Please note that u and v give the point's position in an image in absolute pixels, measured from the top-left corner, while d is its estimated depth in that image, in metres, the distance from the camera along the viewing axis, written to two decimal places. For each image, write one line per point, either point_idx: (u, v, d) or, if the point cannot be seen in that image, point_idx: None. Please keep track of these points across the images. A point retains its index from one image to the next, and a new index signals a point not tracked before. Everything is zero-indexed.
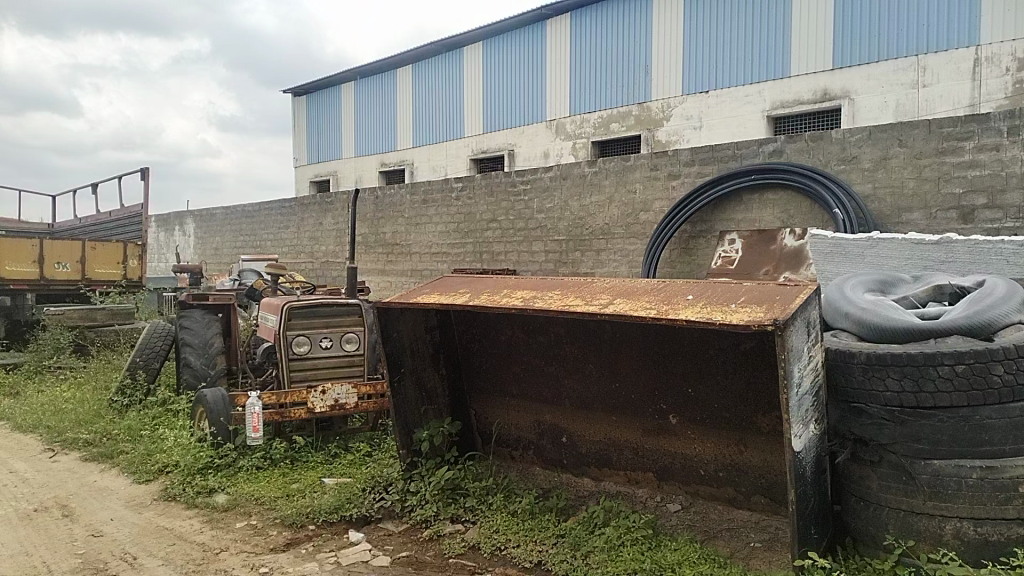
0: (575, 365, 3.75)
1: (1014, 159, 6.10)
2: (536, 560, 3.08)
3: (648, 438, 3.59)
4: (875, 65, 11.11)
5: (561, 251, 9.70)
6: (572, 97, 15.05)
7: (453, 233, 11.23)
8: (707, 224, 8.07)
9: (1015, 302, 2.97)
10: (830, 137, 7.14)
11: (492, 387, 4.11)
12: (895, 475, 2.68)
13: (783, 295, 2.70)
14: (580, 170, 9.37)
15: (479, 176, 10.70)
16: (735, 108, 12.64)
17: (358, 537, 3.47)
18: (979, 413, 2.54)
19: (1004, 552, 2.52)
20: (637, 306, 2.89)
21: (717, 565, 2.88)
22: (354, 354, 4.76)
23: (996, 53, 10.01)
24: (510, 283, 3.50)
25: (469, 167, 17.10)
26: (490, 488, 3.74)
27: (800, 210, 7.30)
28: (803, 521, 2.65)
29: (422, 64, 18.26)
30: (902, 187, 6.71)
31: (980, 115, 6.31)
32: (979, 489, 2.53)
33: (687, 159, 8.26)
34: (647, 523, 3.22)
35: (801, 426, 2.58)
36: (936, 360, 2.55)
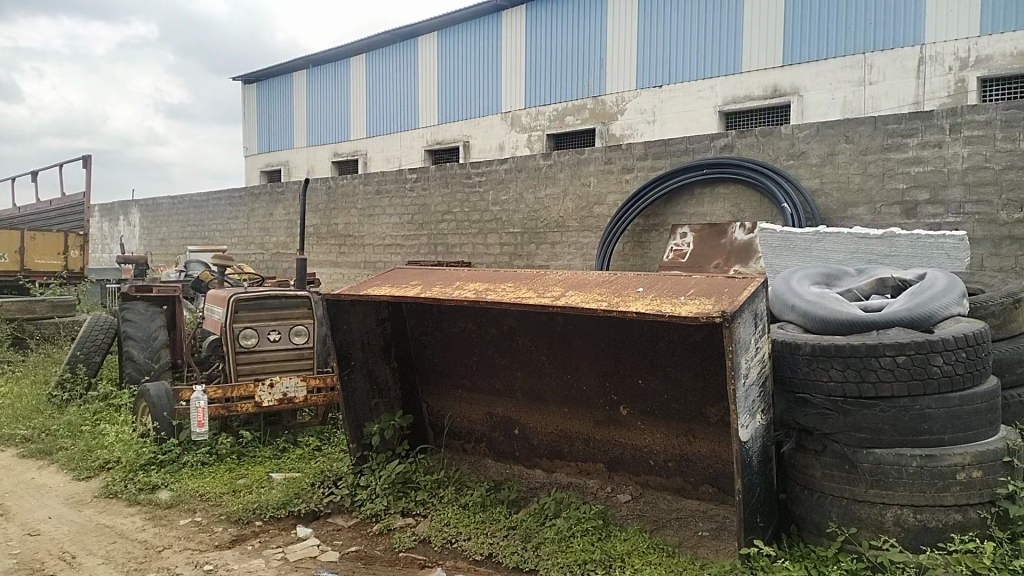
0: (527, 357, 3.74)
1: (955, 156, 6.29)
2: (487, 552, 3.07)
3: (600, 430, 3.60)
4: (823, 63, 11.33)
5: (515, 243, 9.70)
6: (527, 89, 15.03)
7: (407, 225, 11.14)
8: (659, 218, 8.15)
9: (955, 294, 3.06)
10: (780, 132, 7.26)
11: (444, 379, 4.08)
12: (838, 464, 2.72)
13: (731, 287, 2.73)
14: (535, 163, 9.37)
15: (433, 167, 10.63)
16: (688, 103, 12.77)
17: (305, 533, 3.42)
18: (919, 403, 2.62)
19: (941, 538, 2.60)
20: (588, 299, 2.89)
21: (666, 554, 2.91)
22: (304, 347, 4.68)
23: (939, 52, 10.29)
24: (461, 275, 3.48)
25: (423, 159, 16.97)
26: (441, 481, 3.70)
27: (750, 204, 7.42)
28: (749, 510, 2.68)
29: (377, 53, 18.04)
30: (848, 183, 6.87)
31: (923, 113, 6.48)
32: (918, 476, 2.60)
33: (640, 153, 8.32)
34: (597, 513, 3.24)
35: (748, 416, 2.62)
36: (877, 351, 2.64)
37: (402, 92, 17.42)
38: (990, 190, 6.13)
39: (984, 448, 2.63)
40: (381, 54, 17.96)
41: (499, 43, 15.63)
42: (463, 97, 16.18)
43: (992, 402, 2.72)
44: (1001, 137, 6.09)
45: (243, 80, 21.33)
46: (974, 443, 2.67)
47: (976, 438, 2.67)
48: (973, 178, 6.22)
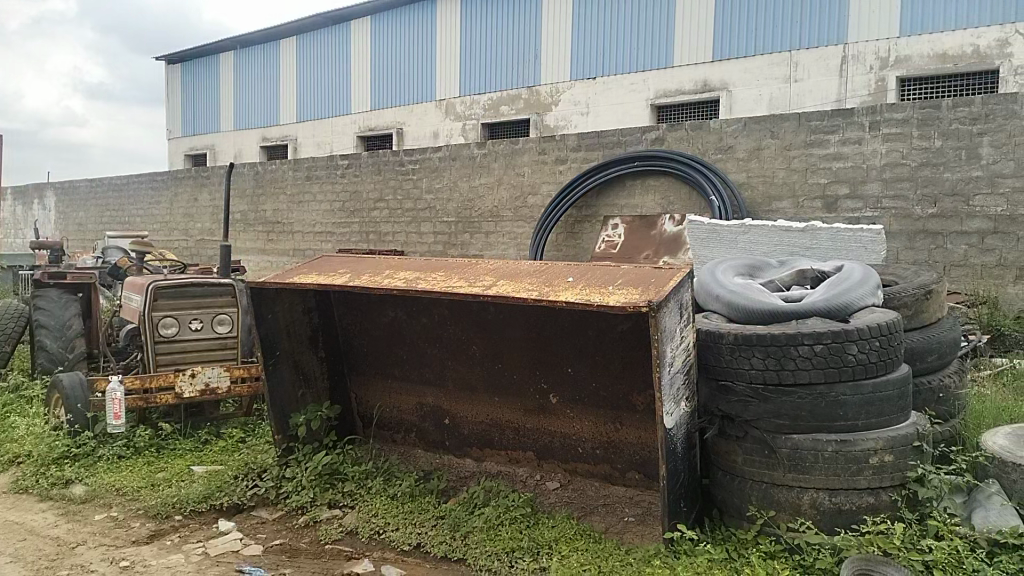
0: (457, 347, 3.72)
1: (874, 153, 6.61)
2: (415, 542, 3.05)
3: (529, 418, 3.62)
4: (751, 59, 11.61)
5: (449, 232, 9.65)
6: (461, 77, 14.94)
7: (338, 212, 10.95)
8: (591, 209, 8.25)
9: (870, 286, 3.18)
10: (709, 126, 7.45)
11: (373, 369, 4.03)
12: (758, 450, 2.80)
13: (657, 277, 2.77)
14: (468, 151, 9.32)
15: (366, 154, 10.48)
16: (621, 96, 12.91)
17: (227, 527, 3.34)
18: (835, 390, 2.71)
19: (854, 520, 2.71)
20: (518, 288, 2.89)
21: (593, 540, 2.95)
22: (227, 337, 4.55)
23: (861, 52, 10.66)
24: (391, 263, 3.43)
25: (355, 145, 16.72)
26: (370, 472, 3.66)
27: (679, 196, 7.59)
28: (673, 495, 2.74)
29: (309, 36, 17.64)
30: (773, 177, 7.14)
31: (844, 110, 6.77)
32: (834, 461, 2.69)
33: (573, 144, 8.39)
34: (526, 501, 3.25)
35: (673, 403, 2.67)
36: (796, 340, 2.72)
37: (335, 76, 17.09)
38: (906, 186, 6.46)
39: (896, 432, 2.74)
40: (312, 37, 17.57)
41: (434, 30, 15.48)
42: (398, 83, 15.99)
43: (904, 389, 2.83)
44: (917, 135, 6.41)
45: (167, 60, 20.56)
46: (887, 428, 2.77)
47: (888, 424, 2.78)
48: (891, 174, 6.55)
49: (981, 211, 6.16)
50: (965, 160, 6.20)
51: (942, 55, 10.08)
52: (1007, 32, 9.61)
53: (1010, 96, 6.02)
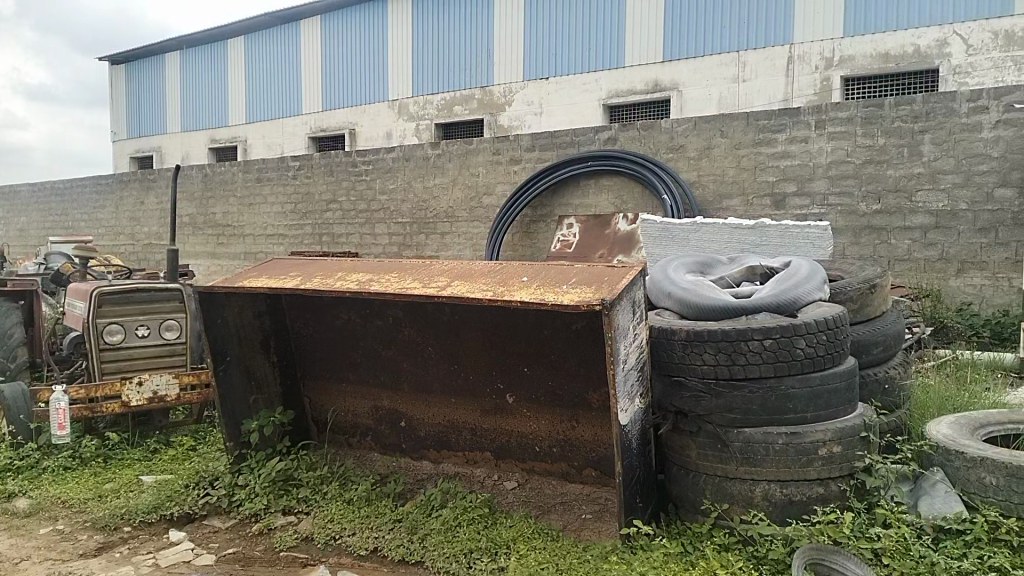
0: (413, 348, 3.69)
1: (820, 151, 6.78)
2: (372, 546, 3.03)
3: (486, 419, 3.61)
4: (700, 59, 11.78)
5: (404, 233, 9.59)
6: (414, 77, 14.86)
7: (290, 214, 10.80)
8: (546, 209, 8.31)
9: (817, 281, 3.24)
10: (660, 126, 7.58)
11: (327, 372, 3.97)
12: (711, 444, 2.84)
13: (611, 275, 2.79)
14: (422, 152, 9.28)
15: (317, 155, 10.35)
16: (574, 96, 12.98)
17: (178, 537, 3.26)
18: (784, 383, 2.77)
19: (805, 510, 2.76)
20: (473, 288, 2.89)
21: (550, 538, 2.96)
22: (176, 343, 4.44)
23: (807, 52, 10.89)
24: (344, 265, 3.39)
25: (307, 146, 16.51)
26: (325, 477, 3.62)
27: (632, 195, 7.70)
28: (629, 491, 2.77)
29: (258, 36, 17.35)
30: (723, 175, 7.28)
31: (790, 109, 6.93)
32: (784, 453, 2.74)
33: (527, 144, 8.42)
34: (483, 502, 3.25)
35: (627, 400, 2.69)
36: (746, 335, 2.76)
37: (285, 76, 16.87)
38: (851, 182, 6.65)
39: (844, 423, 2.81)
40: (262, 37, 17.29)
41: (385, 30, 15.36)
42: (349, 84, 15.83)
43: (851, 381, 2.90)
44: (861, 133, 6.60)
45: (110, 59, 20.01)
46: (835, 420, 2.84)
47: (836, 416, 2.85)
48: (837, 171, 6.73)
49: (923, 207, 6.35)
50: (908, 157, 6.39)
51: (884, 54, 10.34)
52: (945, 33, 9.92)
53: (949, 95, 6.23)
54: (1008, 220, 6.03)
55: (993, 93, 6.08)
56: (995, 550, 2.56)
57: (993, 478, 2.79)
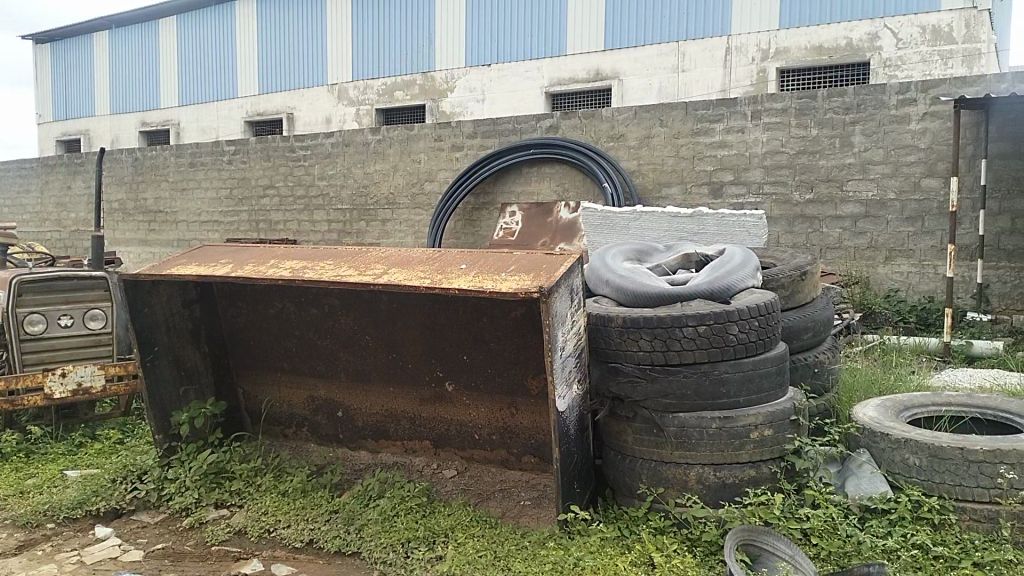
0: (349, 337, 3.63)
1: (756, 141, 6.92)
2: (308, 538, 2.98)
3: (425, 408, 3.59)
4: (640, 49, 11.89)
5: (344, 220, 9.44)
6: (354, 61, 14.60)
7: (225, 200, 10.53)
8: (489, 196, 8.31)
9: (750, 267, 3.30)
10: (601, 115, 7.62)
11: (261, 363, 3.88)
12: (647, 429, 2.87)
13: (549, 263, 2.79)
14: (362, 137, 9.14)
15: (253, 139, 10.09)
16: (516, 83, 12.96)
17: (105, 532, 3.16)
18: (718, 368, 2.81)
19: (738, 493, 2.82)
20: (410, 276, 2.85)
21: (488, 526, 2.96)
22: (101, 333, 4.30)
23: (744, 44, 11.09)
24: (278, 252, 3.30)
25: (243, 131, 16.14)
26: (259, 468, 3.55)
27: (574, 183, 7.78)
28: (567, 477, 2.79)
29: (191, 16, 16.80)
30: (663, 165, 7.39)
31: (727, 100, 7.04)
32: (718, 437, 2.79)
33: (469, 131, 8.38)
34: (422, 491, 3.22)
35: (565, 387, 2.71)
36: (681, 322, 2.80)
37: (221, 59, 16.40)
38: (785, 172, 6.81)
39: (775, 407, 2.87)
40: (194, 17, 16.74)
41: (324, 13, 15.05)
42: (287, 67, 15.47)
43: (782, 365, 2.97)
44: (795, 124, 6.75)
45: (33, 38, 19.15)
46: (766, 403, 2.90)
47: (768, 400, 2.91)
48: (772, 161, 6.87)
49: (854, 196, 6.56)
50: (839, 147, 6.58)
51: (818, 47, 10.60)
52: (876, 26, 10.19)
53: (879, 87, 6.41)
54: (934, 209, 6.26)
55: (921, 85, 6.27)
56: (917, 529, 2.65)
57: (916, 459, 2.83)
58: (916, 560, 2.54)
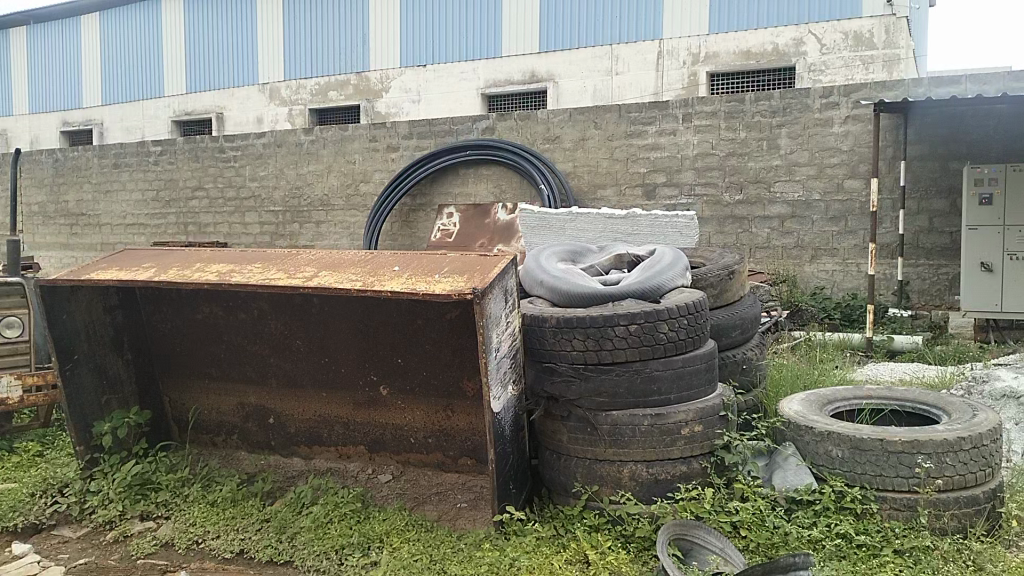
0: (280, 342, 3.56)
1: (687, 143, 7.07)
2: (238, 549, 2.91)
3: (359, 412, 3.55)
4: (574, 52, 12.00)
5: (276, 223, 9.26)
6: (286, 60, 14.35)
7: (151, 202, 10.22)
8: (426, 198, 8.28)
9: (679, 267, 3.37)
10: (536, 117, 7.67)
11: (188, 369, 3.78)
12: (581, 428, 2.90)
13: (483, 263, 2.78)
14: (294, 138, 8.99)
15: (180, 139, 9.81)
16: (451, 84, 12.93)
17: (23, 549, 3.03)
18: (648, 367, 2.86)
19: (669, 489, 2.87)
20: (342, 279, 2.81)
21: (424, 530, 2.94)
22: (19, 341, 3.99)
23: (675, 47, 11.33)
24: (203, 255, 3.21)
25: (171, 131, 15.70)
26: (187, 478, 3.45)
27: (511, 185, 7.82)
28: (503, 478, 2.79)
29: (113, 13, 16.22)
30: (597, 166, 7.48)
31: (660, 103, 7.17)
32: (650, 434, 2.84)
33: (404, 132, 8.33)
34: (356, 497, 3.19)
35: (499, 388, 2.72)
36: (612, 321, 2.83)
37: (147, 57, 15.92)
38: (716, 174, 6.98)
39: (705, 403, 2.94)
40: (117, 14, 16.17)
41: (254, 11, 14.74)
42: (216, 66, 15.10)
43: (711, 362, 3.03)
44: (724, 127, 6.92)
45: None
46: (696, 400, 2.96)
47: (697, 396, 2.97)
48: (702, 163, 7.03)
49: (781, 197, 6.76)
50: (767, 149, 6.77)
51: (745, 52, 10.88)
52: (801, 32, 10.54)
53: (804, 91, 6.62)
54: (857, 209, 6.51)
55: (843, 90, 6.50)
56: (841, 519, 2.74)
57: (839, 451, 2.90)
58: (840, 549, 2.63)
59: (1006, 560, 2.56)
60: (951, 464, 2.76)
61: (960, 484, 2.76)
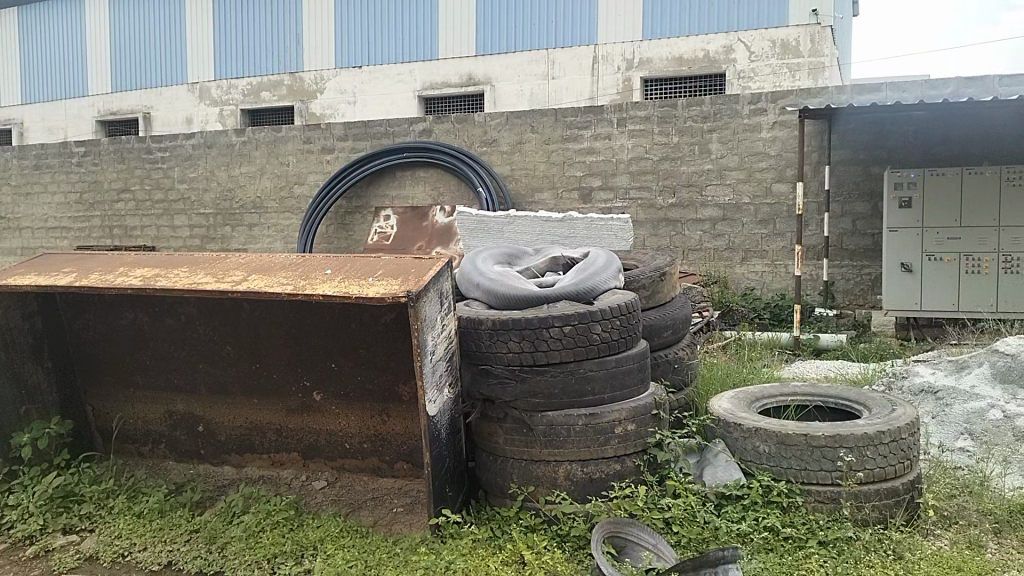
0: (209, 348, 3.48)
1: (622, 147, 7.18)
2: (166, 560, 2.83)
3: (291, 418, 3.49)
4: (511, 56, 12.06)
5: (207, 225, 9.04)
6: (216, 59, 14.02)
7: (75, 204, 9.85)
8: (362, 201, 8.20)
9: (613, 269, 3.42)
10: (473, 120, 7.68)
11: (113, 378, 3.66)
12: (517, 429, 2.92)
13: (418, 266, 2.77)
14: (226, 139, 8.79)
15: (105, 139, 9.49)
16: (388, 86, 12.83)
17: None
18: (583, 367, 2.90)
19: (604, 487, 2.91)
20: (272, 283, 2.76)
21: (359, 536, 2.91)
22: None
23: (610, 53, 11.49)
24: (128, 260, 3.11)
25: (95, 131, 15.18)
26: (112, 490, 3.34)
27: (448, 187, 7.82)
28: (439, 481, 2.79)
29: (33, 8, 15.60)
30: (534, 170, 7.53)
31: (595, 107, 7.26)
32: (584, 433, 2.88)
33: (340, 134, 8.23)
34: (289, 504, 3.14)
35: (435, 391, 2.71)
36: (547, 323, 2.86)
37: (69, 56, 15.36)
38: (650, 178, 7.12)
39: (638, 403, 2.99)
40: (37, 9, 15.54)
41: (183, 8, 14.35)
42: (144, 63, 14.66)
43: (643, 362, 3.09)
44: (657, 132, 7.06)
45: None
46: (629, 399, 3.01)
47: (630, 396, 3.02)
48: (637, 167, 7.16)
49: (712, 200, 6.93)
50: (699, 154, 6.94)
51: (678, 58, 11.13)
52: (731, 40, 10.82)
53: (733, 97, 6.80)
54: (784, 212, 6.72)
55: (771, 96, 6.70)
56: (768, 512, 2.83)
57: (766, 446, 3.00)
58: (767, 542, 2.71)
59: (921, 548, 2.67)
60: (872, 456, 2.87)
61: (881, 476, 2.87)
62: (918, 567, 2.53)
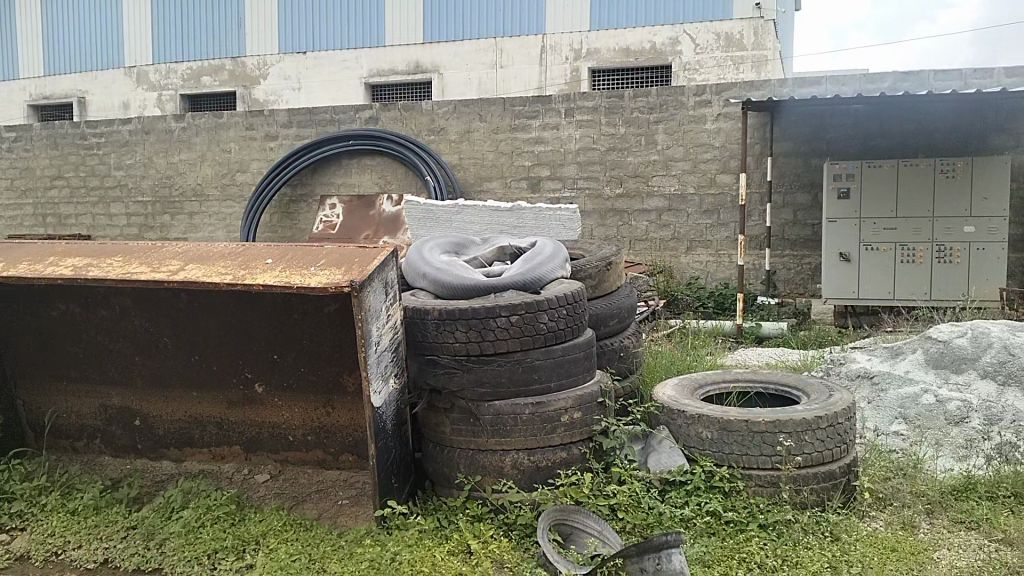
0: (146, 340, 3.38)
1: (569, 137, 7.21)
2: (102, 558, 2.75)
3: (232, 411, 3.42)
4: (459, 44, 11.97)
5: (145, 214, 8.78)
6: (155, 42, 13.59)
7: (5, 192, 9.46)
8: (307, 189, 8.06)
9: (560, 259, 3.43)
10: (421, 108, 7.61)
11: (44, 370, 3.53)
12: (463, 419, 2.92)
13: (362, 256, 2.74)
14: (164, 124, 8.54)
15: (37, 124, 9.13)
16: (333, 72, 12.62)
17: None
18: (529, 356, 2.90)
19: (550, 476, 2.93)
20: (211, 273, 2.69)
21: (303, 529, 2.87)
22: None
23: (558, 42, 11.49)
24: (58, 248, 3.00)
25: (27, 116, 14.61)
26: (44, 487, 3.22)
27: (396, 176, 7.75)
28: (384, 473, 2.77)
29: None
30: (483, 159, 7.50)
31: (543, 97, 7.26)
32: (531, 422, 2.89)
33: (284, 120, 8.07)
34: (230, 499, 3.08)
35: (380, 382, 2.69)
36: (494, 313, 2.86)
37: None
38: (597, 168, 7.16)
39: (583, 391, 3.01)
40: None
41: None
42: (78, 45, 14.14)
43: (589, 351, 3.11)
44: (605, 122, 7.10)
45: None
46: (575, 388, 3.03)
47: (576, 384, 3.04)
48: (584, 157, 7.20)
49: (658, 191, 7.02)
50: (645, 144, 7.01)
51: (625, 49, 11.21)
52: (677, 32, 10.96)
53: (679, 89, 6.88)
54: (728, 203, 6.85)
55: (715, 88, 6.80)
56: (710, 498, 2.89)
57: (708, 433, 3.05)
58: (710, 526, 2.77)
59: (858, 530, 2.75)
60: (810, 441, 2.95)
61: (818, 460, 2.95)
62: (854, 549, 2.60)
